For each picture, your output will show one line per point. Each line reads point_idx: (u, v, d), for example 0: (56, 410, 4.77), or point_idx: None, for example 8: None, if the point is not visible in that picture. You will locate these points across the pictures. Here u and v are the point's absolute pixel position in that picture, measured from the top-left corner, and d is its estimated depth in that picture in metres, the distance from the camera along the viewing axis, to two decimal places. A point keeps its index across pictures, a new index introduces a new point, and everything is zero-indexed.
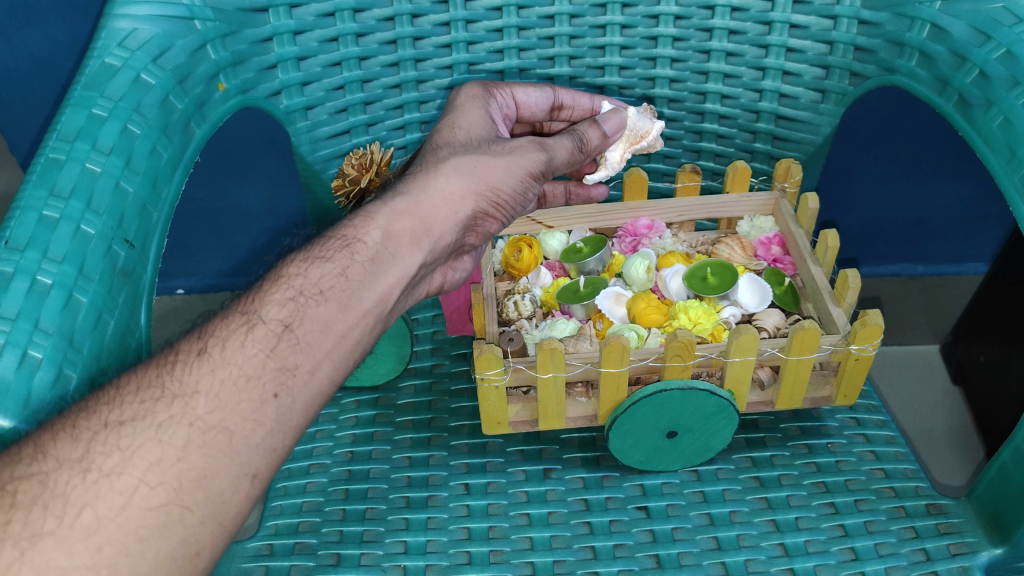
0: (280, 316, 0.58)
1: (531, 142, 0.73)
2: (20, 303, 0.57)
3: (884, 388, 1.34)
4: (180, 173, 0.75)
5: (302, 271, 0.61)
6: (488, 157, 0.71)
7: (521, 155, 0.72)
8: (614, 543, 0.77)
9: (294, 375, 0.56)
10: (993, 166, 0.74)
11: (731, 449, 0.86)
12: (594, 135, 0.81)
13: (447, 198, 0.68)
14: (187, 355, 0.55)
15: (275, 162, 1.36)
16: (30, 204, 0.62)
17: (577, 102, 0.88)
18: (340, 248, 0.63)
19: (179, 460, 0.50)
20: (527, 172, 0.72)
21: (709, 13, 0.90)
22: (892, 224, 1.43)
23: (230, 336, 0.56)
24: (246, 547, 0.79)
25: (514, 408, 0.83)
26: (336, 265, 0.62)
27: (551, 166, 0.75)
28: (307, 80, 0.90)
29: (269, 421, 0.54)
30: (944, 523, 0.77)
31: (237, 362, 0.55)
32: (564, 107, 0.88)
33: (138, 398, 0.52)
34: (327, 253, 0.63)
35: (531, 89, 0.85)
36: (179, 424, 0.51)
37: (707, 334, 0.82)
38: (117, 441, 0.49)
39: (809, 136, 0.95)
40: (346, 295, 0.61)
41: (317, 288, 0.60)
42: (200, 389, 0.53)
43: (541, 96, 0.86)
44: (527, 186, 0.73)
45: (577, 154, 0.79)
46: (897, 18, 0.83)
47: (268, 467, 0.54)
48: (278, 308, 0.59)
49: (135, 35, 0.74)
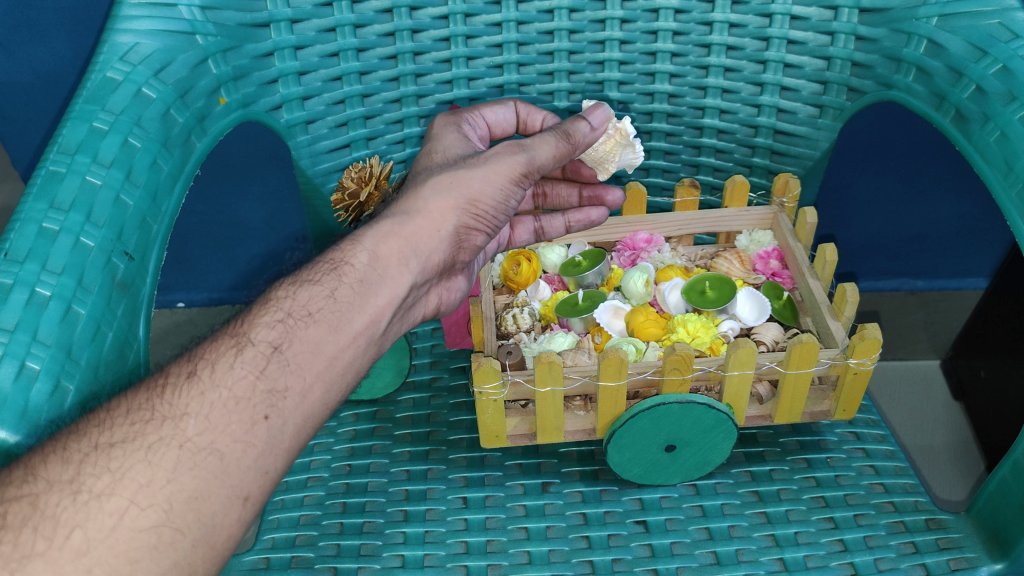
0: (269, 339, 0.58)
1: (508, 147, 0.72)
2: (19, 315, 0.57)
3: (885, 404, 1.34)
4: (180, 186, 0.75)
5: (291, 294, 0.62)
6: (466, 169, 0.71)
7: (501, 161, 0.71)
8: (612, 557, 0.76)
9: (284, 397, 0.56)
10: (991, 181, 0.74)
11: (730, 463, 0.86)
12: (583, 127, 0.77)
13: (429, 218, 0.68)
14: (177, 378, 0.55)
15: (276, 177, 1.36)
16: (29, 216, 0.62)
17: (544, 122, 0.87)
18: (328, 271, 0.63)
19: (169, 481, 0.50)
20: (510, 177, 0.72)
21: (707, 29, 0.91)
22: (891, 240, 1.43)
23: (219, 359, 0.56)
24: (243, 560, 0.78)
25: (512, 421, 0.83)
26: (324, 287, 0.62)
27: (535, 169, 0.74)
28: (308, 95, 0.91)
29: (260, 443, 0.54)
30: (944, 539, 0.76)
31: (227, 384, 0.55)
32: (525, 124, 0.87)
33: (128, 420, 0.52)
34: (316, 277, 0.63)
35: (496, 107, 0.84)
36: (170, 446, 0.51)
37: (706, 348, 0.82)
38: (106, 463, 0.49)
39: (807, 151, 0.95)
40: (335, 317, 0.61)
41: (305, 310, 0.61)
42: (190, 411, 0.53)
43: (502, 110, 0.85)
44: (510, 192, 0.73)
45: (565, 148, 0.76)
46: (894, 34, 0.84)
47: (260, 490, 0.54)
48: (267, 330, 0.59)
49: (137, 50, 0.75)
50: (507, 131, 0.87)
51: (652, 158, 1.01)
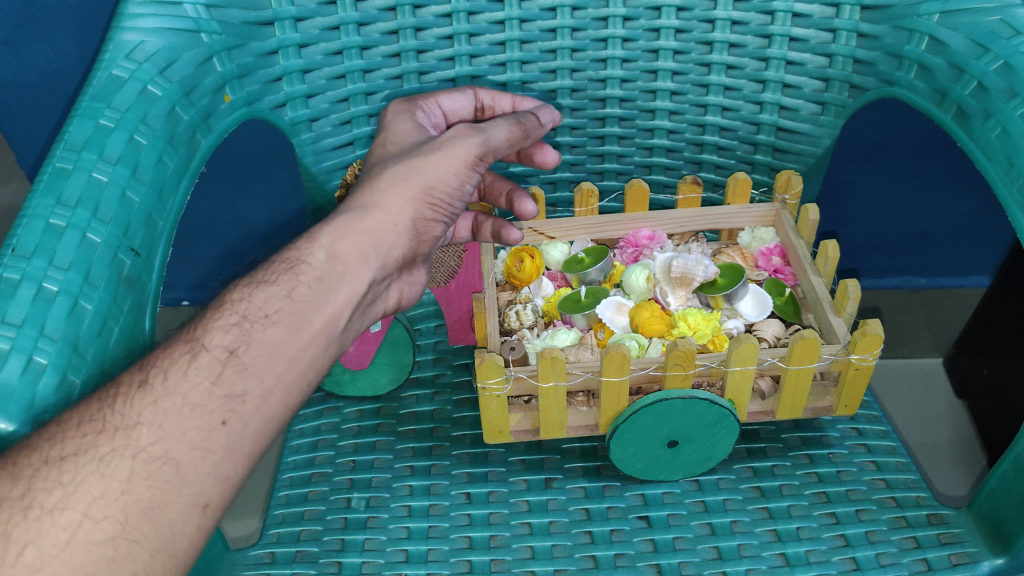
0: (224, 343, 0.60)
1: (463, 130, 0.71)
2: (26, 310, 0.58)
3: (886, 399, 1.35)
4: (186, 183, 0.76)
5: (247, 296, 0.63)
6: (420, 157, 0.70)
7: (455, 143, 0.70)
8: (615, 552, 0.76)
9: (243, 401, 0.58)
10: (992, 176, 0.74)
11: (732, 459, 0.86)
12: (532, 120, 0.76)
13: (386, 211, 0.67)
14: (128, 388, 0.56)
15: (281, 175, 1.37)
16: (36, 212, 0.63)
17: (499, 102, 0.86)
18: (285, 270, 0.64)
19: (124, 492, 0.52)
20: (466, 162, 0.70)
21: (709, 27, 0.91)
22: (892, 237, 1.42)
23: (173, 366, 0.58)
24: (249, 554, 0.79)
25: (515, 416, 0.83)
26: (281, 288, 0.63)
27: (487, 153, 0.72)
28: (312, 92, 0.91)
29: (218, 449, 0.56)
30: (945, 534, 0.77)
31: (181, 392, 0.57)
32: (489, 109, 0.86)
33: (80, 432, 0.53)
34: (272, 277, 0.64)
35: (454, 94, 0.84)
36: (122, 457, 0.53)
37: (707, 341, 0.83)
38: (59, 477, 0.52)
39: (809, 148, 0.96)
40: (295, 318, 0.62)
41: (262, 312, 0.62)
42: (143, 420, 0.55)
43: (463, 99, 0.84)
44: (466, 178, 0.71)
45: (520, 135, 0.75)
46: (896, 31, 0.85)
47: (221, 496, 0.56)
48: (222, 335, 0.61)
49: (143, 48, 0.76)
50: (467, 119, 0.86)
51: (654, 156, 1.01)
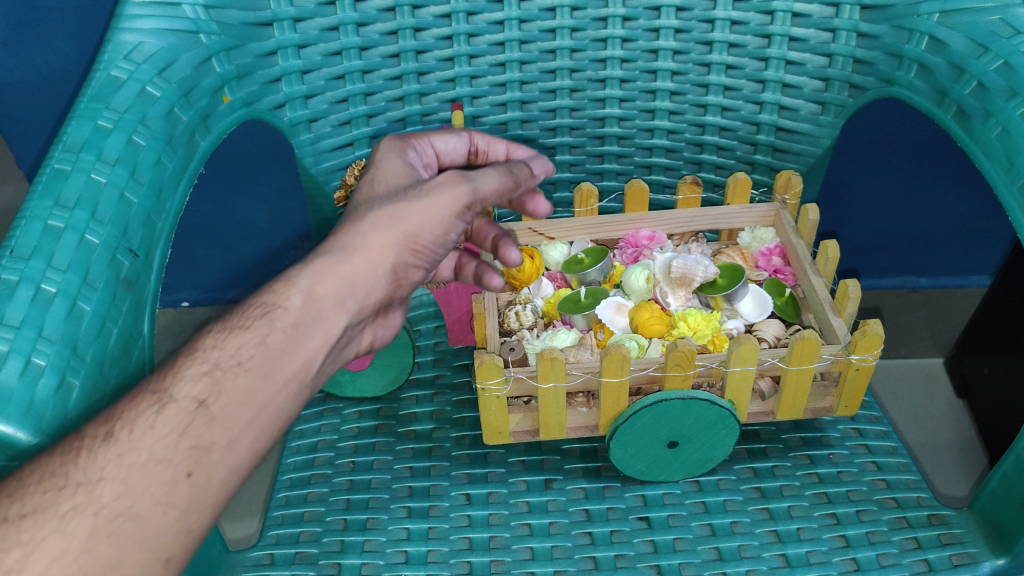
0: (193, 393, 0.52)
1: (451, 176, 0.64)
2: (25, 311, 0.58)
3: (886, 400, 1.35)
4: (185, 184, 0.75)
5: (219, 343, 0.56)
6: (406, 202, 0.62)
7: (442, 191, 0.63)
8: (615, 553, 0.76)
9: (209, 452, 0.51)
10: (992, 176, 0.74)
11: (732, 460, 0.86)
12: (524, 171, 0.70)
13: (366, 256, 0.60)
14: (93, 440, 0.49)
15: (281, 176, 1.35)
16: (35, 213, 0.63)
17: (493, 148, 0.80)
18: (260, 315, 0.57)
19: (84, 552, 0.45)
20: (453, 212, 0.63)
21: (709, 27, 0.91)
22: (893, 237, 1.42)
23: (139, 416, 0.51)
24: (248, 556, 0.79)
25: (515, 417, 0.83)
26: (255, 333, 0.56)
27: (474, 205, 0.65)
28: (311, 93, 0.91)
29: (184, 503, 0.49)
30: (946, 534, 0.77)
31: (146, 444, 0.49)
32: (482, 154, 0.80)
33: (39, 488, 0.47)
34: (246, 321, 0.57)
35: (447, 135, 0.77)
36: (83, 515, 0.46)
37: (707, 342, 0.83)
38: (16, 536, 0.45)
39: (809, 148, 0.96)
40: (267, 365, 0.55)
41: (234, 359, 0.55)
42: (106, 475, 0.48)
43: (457, 141, 0.77)
44: (451, 228, 0.64)
45: (511, 186, 0.68)
46: (896, 30, 0.85)
47: (187, 552, 0.49)
48: (192, 384, 0.53)
49: (141, 48, 0.76)
50: (458, 162, 0.79)
51: (654, 156, 1.01)
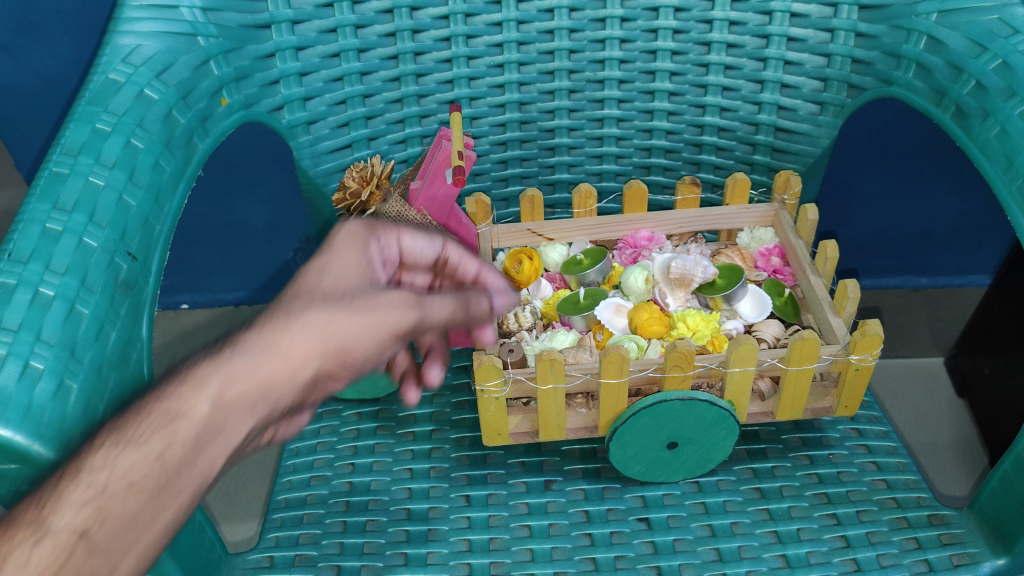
0: (74, 521, 0.37)
1: (405, 294, 0.49)
2: (23, 314, 0.58)
3: (886, 400, 1.35)
4: (183, 187, 0.75)
5: (108, 458, 0.39)
6: (346, 310, 0.46)
7: (389, 310, 0.48)
8: (615, 554, 0.76)
9: None
10: (991, 175, 0.74)
11: (732, 460, 0.86)
12: (484, 301, 0.56)
13: (292, 358, 0.43)
14: None
15: (279, 179, 1.33)
16: (33, 217, 0.64)
17: (466, 261, 0.64)
18: (158, 425, 0.39)
19: None
20: (393, 337, 0.48)
21: (707, 27, 0.91)
22: (894, 237, 1.41)
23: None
24: (247, 559, 0.78)
25: (514, 419, 0.83)
26: (147, 447, 0.39)
27: (414, 332, 0.51)
28: (309, 95, 0.91)
29: None
30: (946, 534, 0.77)
31: None
32: (450, 267, 0.64)
33: None
34: (139, 431, 0.39)
35: (419, 236, 0.60)
36: None
37: (706, 342, 0.82)
38: None
39: (807, 148, 0.96)
40: (166, 489, 0.39)
41: (123, 481, 0.38)
42: None
43: (428, 245, 0.61)
44: (383, 352, 0.48)
45: (461, 315, 0.54)
46: (893, 30, 0.85)
47: None
48: (72, 510, 0.37)
49: (139, 52, 0.76)
50: (424, 263, 0.62)
51: (653, 157, 1.01)
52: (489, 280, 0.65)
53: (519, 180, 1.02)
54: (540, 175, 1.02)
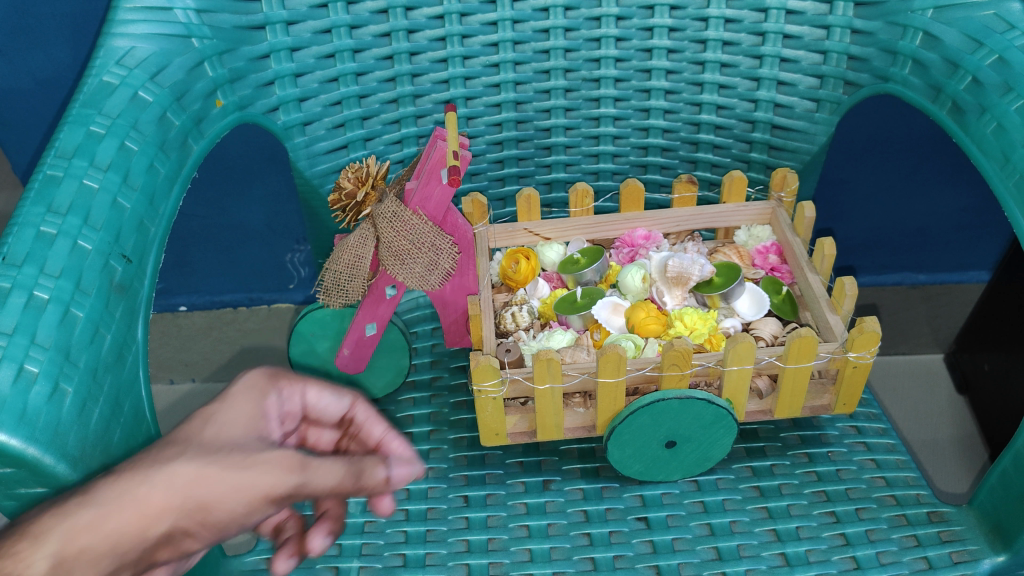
0: None
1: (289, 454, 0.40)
2: (17, 318, 0.57)
3: (886, 397, 1.35)
4: (178, 189, 0.75)
5: None
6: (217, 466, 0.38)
7: (266, 471, 0.39)
8: (614, 553, 0.76)
9: None
10: (987, 172, 0.73)
11: (731, 459, 0.85)
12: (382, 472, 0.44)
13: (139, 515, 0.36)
14: None
15: (274, 180, 1.33)
16: (27, 220, 0.63)
17: (372, 420, 0.53)
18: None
19: None
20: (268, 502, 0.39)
21: (702, 25, 0.91)
22: (892, 234, 1.41)
23: None
24: (244, 560, 0.78)
25: (512, 419, 0.83)
26: None
27: (296, 501, 0.41)
28: (304, 96, 0.91)
29: None
30: (946, 532, 0.77)
31: None
32: (356, 426, 0.54)
33: None
34: None
35: (326, 388, 0.52)
36: None
37: (703, 341, 0.82)
38: None
39: (804, 145, 0.95)
40: None
41: None
42: None
43: (331, 398, 0.52)
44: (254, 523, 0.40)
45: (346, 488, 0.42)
46: (889, 26, 0.85)
47: None
48: None
49: (133, 53, 0.77)
50: (324, 428, 0.53)
51: (650, 155, 1.00)
52: (393, 448, 0.51)
53: (516, 179, 1.01)
54: (538, 174, 1.01)
